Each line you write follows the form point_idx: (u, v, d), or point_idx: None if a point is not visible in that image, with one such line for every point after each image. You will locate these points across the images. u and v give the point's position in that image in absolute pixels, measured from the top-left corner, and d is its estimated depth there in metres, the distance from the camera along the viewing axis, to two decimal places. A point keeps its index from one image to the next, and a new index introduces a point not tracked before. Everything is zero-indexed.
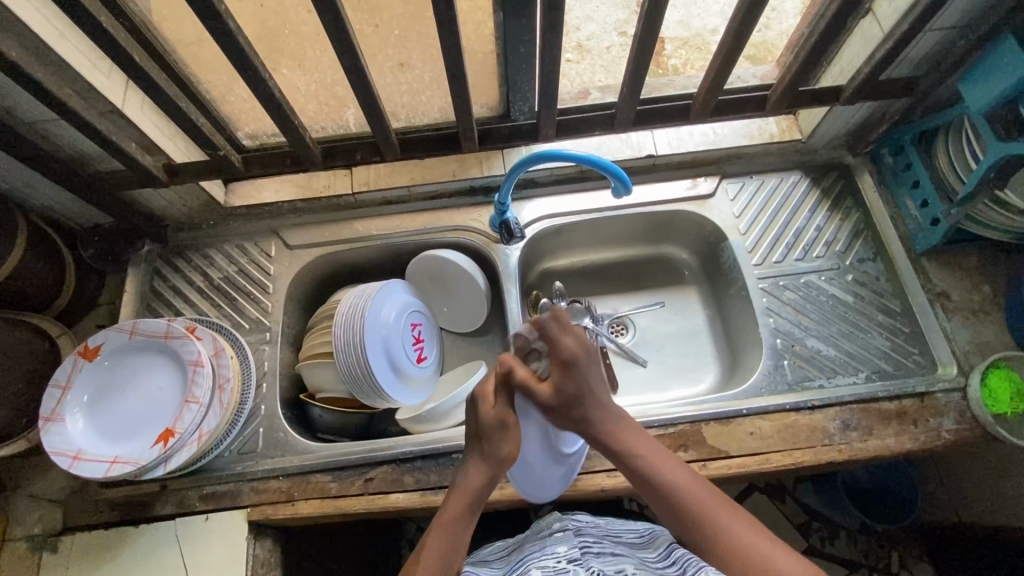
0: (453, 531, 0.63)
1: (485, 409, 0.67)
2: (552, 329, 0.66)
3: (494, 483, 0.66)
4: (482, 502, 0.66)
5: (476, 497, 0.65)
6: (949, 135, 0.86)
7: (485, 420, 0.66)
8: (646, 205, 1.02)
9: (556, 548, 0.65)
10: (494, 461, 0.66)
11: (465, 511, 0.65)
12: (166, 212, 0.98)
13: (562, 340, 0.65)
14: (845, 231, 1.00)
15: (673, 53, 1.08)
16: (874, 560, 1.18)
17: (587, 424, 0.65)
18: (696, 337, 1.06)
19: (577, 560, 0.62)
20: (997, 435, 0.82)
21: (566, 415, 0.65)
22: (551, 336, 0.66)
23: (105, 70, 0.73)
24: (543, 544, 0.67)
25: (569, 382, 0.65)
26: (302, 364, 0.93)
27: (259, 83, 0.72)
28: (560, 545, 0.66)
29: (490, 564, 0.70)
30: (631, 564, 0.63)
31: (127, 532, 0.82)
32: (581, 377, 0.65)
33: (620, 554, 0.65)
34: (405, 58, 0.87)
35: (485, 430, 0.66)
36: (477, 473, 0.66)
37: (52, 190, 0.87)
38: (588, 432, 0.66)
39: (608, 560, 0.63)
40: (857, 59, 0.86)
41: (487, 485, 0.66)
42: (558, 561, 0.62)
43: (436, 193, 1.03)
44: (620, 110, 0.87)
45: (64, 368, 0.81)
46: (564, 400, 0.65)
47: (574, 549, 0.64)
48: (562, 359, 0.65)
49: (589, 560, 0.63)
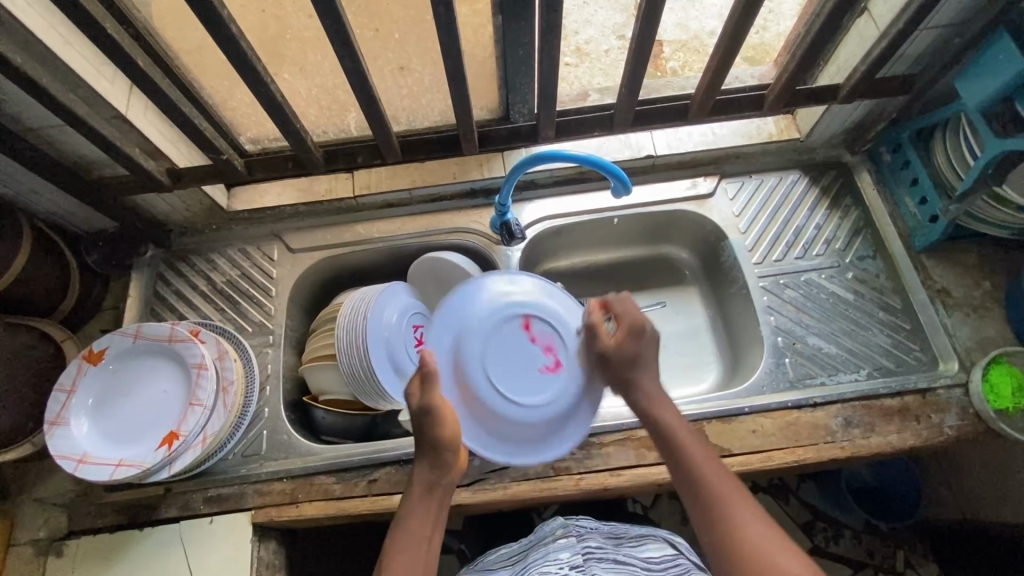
0: (410, 527, 0.66)
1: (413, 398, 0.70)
2: (624, 304, 0.78)
3: (442, 468, 0.69)
4: (435, 491, 0.69)
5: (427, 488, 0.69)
6: (947, 133, 0.87)
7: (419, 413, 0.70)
8: (646, 205, 1.03)
9: (559, 555, 0.65)
10: (436, 449, 0.69)
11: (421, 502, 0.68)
12: (169, 217, 0.99)
13: (631, 312, 0.77)
14: (845, 229, 1.00)
15: (671, 56, 1.09)
16: (879, 559, 1.18)
17: (630, 383, 0.74)
18: (697, 337, 1.07)
19: (579, 568, 0.62)
20: (999, 430, 0.82)
21: (622, 370, 0.75)
22: (624, 307, 0.77)
23: (109, 76, 0.74)
24: (547, 551, 0.66)
25: (633, 344, 0.75)
26: (306, 366, 0.93)
27: (262, 87, 0.73)
28: (563, 552, 0.65)
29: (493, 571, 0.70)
30: (631, 573, 0.62)
31: (131, 536, 0.82)
32: (648, 345, 0.75)
33: (620, 561, 0.64)
34: (405, 62, 0.88)
35: (420, 419, 0.69)
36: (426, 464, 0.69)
37: (56, 196, 0.88)
38: (637, 400, 0.74)
39: (609, 568, 0.62)
40: (853, 58, 0.87)
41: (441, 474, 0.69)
42: (560, 568, 0.62)
43: (437, 196, 1.04)
44: (618, 112, 0.87)
45: (69, 372, 0.82)
46: (625, 356, 0.75)
47: (576, 556, 0.64)
48: (631, 328, 0.75)
49: (590, 568, 0.62)
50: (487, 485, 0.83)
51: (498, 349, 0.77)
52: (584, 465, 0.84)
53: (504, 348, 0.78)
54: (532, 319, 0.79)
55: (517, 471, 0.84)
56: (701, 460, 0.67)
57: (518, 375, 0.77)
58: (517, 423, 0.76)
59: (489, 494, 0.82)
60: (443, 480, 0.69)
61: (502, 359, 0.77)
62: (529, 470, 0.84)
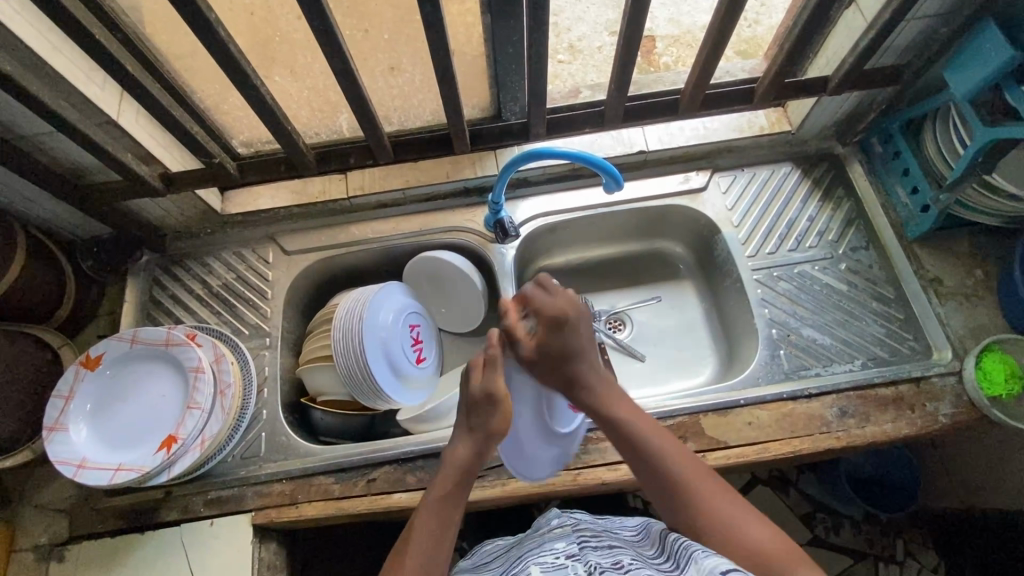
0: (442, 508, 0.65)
1: (474, 381, 0.71)
2: (535, 296, 0.75)
3: (480, 454, 0.68)
4: (472, 474, 0.68)
5: (464, 471, 0.67)
6: (937, 123, 0.87)
7: (473, 393, 0.70)
8: (638, 201, 1.03)
9: (554, 544, 0.63)
10: (483, 436, 0.68)
11: (455, 483, 0.66)
12: (164, 222, 0.99)
13: (552, 304, 0.74)
14: (837, 221, 1.00)
15: (664, 50, 1.10)
16: (879, 548, 1.18)
17: (575, 380, 0.71)
18: (693, 330, 1.07)
19: (575, 555, 0.60)
20: (993, 418, 0.82)
21: (559, 367, 0.71)
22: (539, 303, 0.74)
23: (99, 82, 0.74)
24: (541, 542, 0.64)
25: (554, 337, 0.72)
26: (303, 368, 0.94)
27: (252, 90, 0.73)
28: (558, 541, 0.63)
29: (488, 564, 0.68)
30: (627, 556, 0.61)
31: (133, 540, 0.83)
32: (571, 335, 0.72)
33: (616, 547, 0.63)
34: (396, 62, 0.88)
35: (477, 405, 0.69)
36: (464, 448, 0.68)
37: (49, 203, 0.88)
38: (577, 393, 0.71)
39: (605, 553, 0.61)
40: (842, 49, 0.87)
41: (476, 461, 0.68)
42: (556, 557, 0.60)
43: (430, 195, 1.04)
44: (609, 107, 0.88)
45: (67, 378, 0.82)
46: (549, 356, 0.72)
47: (572, 545, 0.62)
48: (551, 318, 0.73)
49: (586, 555, 0.60)
50: (485, 481, 0.83)
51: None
52: (581, 460, 0.85)
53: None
54: None
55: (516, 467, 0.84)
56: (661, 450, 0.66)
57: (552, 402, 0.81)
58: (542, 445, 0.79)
59: (488, 491, 0.83)
60: (474, 471, 0.68)
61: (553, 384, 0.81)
62: None
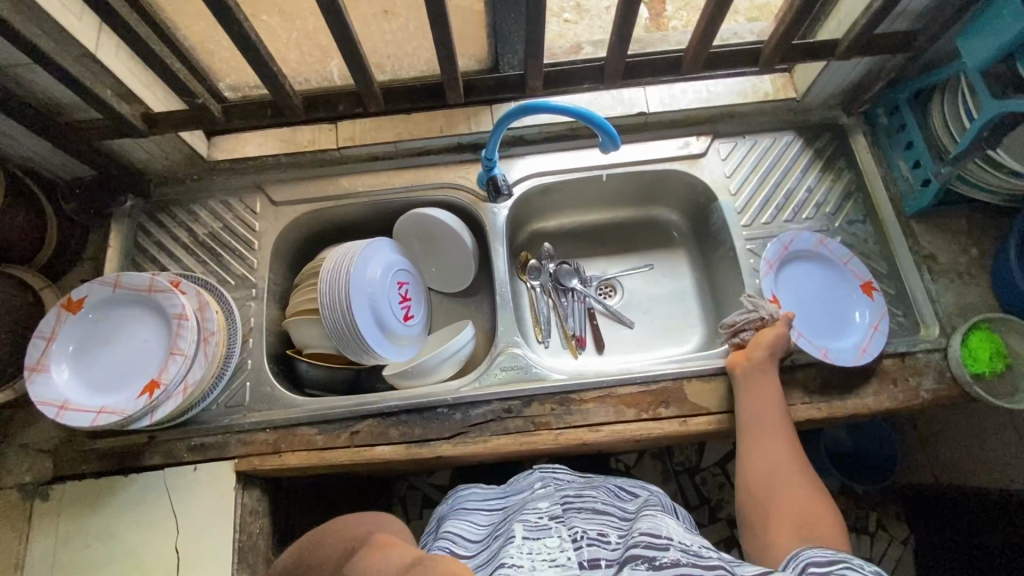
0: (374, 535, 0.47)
1: None
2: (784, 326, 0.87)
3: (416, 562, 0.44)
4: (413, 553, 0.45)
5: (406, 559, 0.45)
6: (945, 94, 0.85)
7: None
8: (635, 164, 1.00)
9: (537, 504, 0.63)
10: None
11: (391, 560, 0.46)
12: (148, 165, 0.97)
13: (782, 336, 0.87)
14: (836, 192, 0.99)
15: (674, 14, 1.04)
16: (852, 519, 1.21)
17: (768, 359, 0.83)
18: (683, 299, 1.07)
19: (559, 517, 0.59)
20: (974, 394, 0.82)
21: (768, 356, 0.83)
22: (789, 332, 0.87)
23: (75, 11, 0.71)
24: (526, 501, 0.65)
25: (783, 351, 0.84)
26: (288, 320, 0.93)
27: (234, 26, 0.69)
28: (541, 501, 0.63)
29: (472, 517, 0.68)
30: (612, 525, 0.59)
31: (117, 481, 0.84)
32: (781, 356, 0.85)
33: (600, 511, 0.62)
34: (390, 6, 0.84)
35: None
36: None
37: (26, 140, 0.84)
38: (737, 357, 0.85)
39: (589, 519, 0.60)
40: (855, 10, 0.83)
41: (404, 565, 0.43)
42: (539, 518, 0.60)
43: (423, 149, 1.02)
44: (609, 62, 0.84)
45: (49, 319, 0.81)
46: (773, 350, 0.83)
47: (555, 506, 0.62)
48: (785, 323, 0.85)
49: (571, 518, 0.60)
50: (466, 438, 0.85)
51: (815, 297, 0.93)
52: (562, 420, 0.85)
53: (843, 297, 0.92)
54: (802, 275, 0.94)
55: (498, 426, 0.85)
56: (781, 468, 0.73)
57: (849, 289, 0.93)
58: (825, 249, 0.94)
59: (469, 446, 0.84)
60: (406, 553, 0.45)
61: (816, 316, 0.92)
62: (510, 425, 0.85)
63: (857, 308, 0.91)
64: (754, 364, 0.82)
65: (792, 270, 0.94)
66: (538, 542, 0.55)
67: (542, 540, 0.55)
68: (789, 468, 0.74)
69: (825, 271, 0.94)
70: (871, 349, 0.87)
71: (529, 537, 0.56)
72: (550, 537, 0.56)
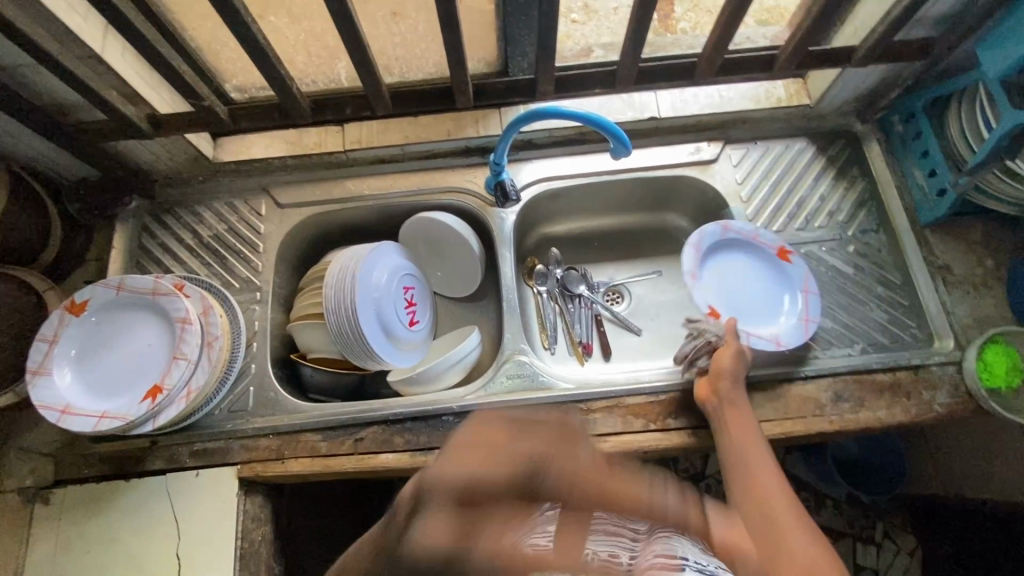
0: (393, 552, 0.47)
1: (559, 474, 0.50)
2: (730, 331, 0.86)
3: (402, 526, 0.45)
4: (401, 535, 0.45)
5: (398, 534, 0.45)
6: (963, 103, 0.83)
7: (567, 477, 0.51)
8: (646, 170, 0.99)
9: None
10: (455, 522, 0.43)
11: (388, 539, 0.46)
12: (154, 166, 0.96)
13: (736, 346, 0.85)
14: (849, 201, 0.97)
15: (682, 15, 1.00)
16: (859, 529, 1.20)
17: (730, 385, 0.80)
18: (692, 306, 1.05)
19: None
20: (990, 409, 0.81)
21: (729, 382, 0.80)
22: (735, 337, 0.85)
23: (81, 11, 0.69)
24: None
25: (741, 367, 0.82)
26: (293, 324, 0.92)
27: (242, 28, 0.68)
28: None
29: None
30: None
31: (119, 486, 0.83)
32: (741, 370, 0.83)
33: (611, 533, 0.61)
34: (399, 8, 0.82)
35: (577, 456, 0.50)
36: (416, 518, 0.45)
37: (31, 140, 0.83)
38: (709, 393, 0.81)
39: (601, 540, 0.59)
40: (873, 16, 0.82)
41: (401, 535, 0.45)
42: None
43: (431, 152, 1.00)
44: (621, 67, 0.83)
45: (51, 322, 0.80)
46: (732, 375, 0.81)
47: None
48: (737, 349, 0.83)
49: (582, 540, 0.59)
50: None
51: (742, 285, 0.94)
52: None
53: (769, 279, 0.94)
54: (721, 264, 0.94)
55: None
56: (774, 510, 0.69)
57: (773, 271, 0.94)
58: (733, 234, 0.94)
59: None
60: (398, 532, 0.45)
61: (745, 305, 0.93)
62: None
63: (784, 285, 0.93)
64: (722, 398, 0.80)
65: (712, 263, 0.94)
66: None
67: None
68: (784, 509, 0.69)
69: (743, 260, 0.95)
70: (813, 316, 0.89)
71: None
72: None
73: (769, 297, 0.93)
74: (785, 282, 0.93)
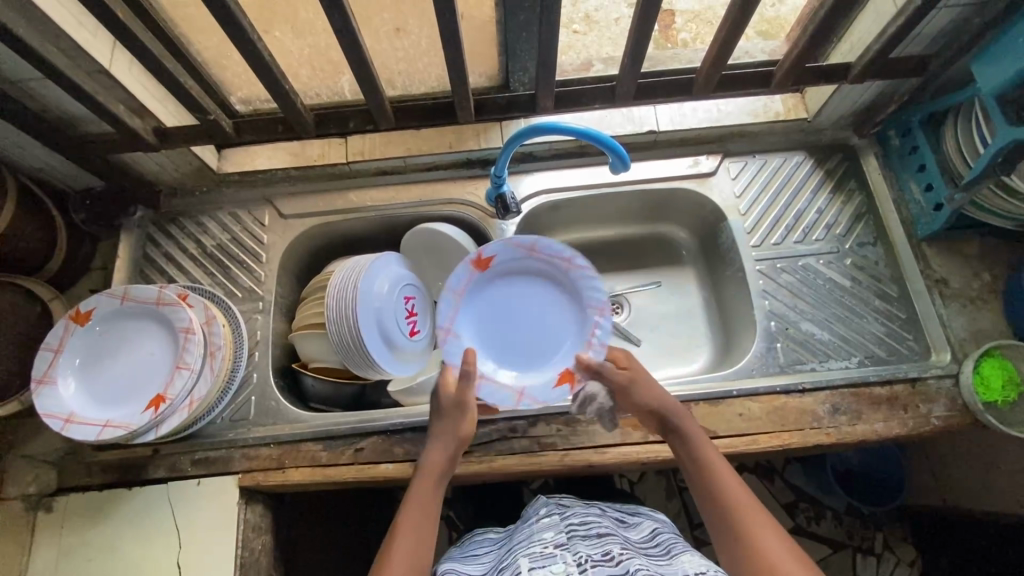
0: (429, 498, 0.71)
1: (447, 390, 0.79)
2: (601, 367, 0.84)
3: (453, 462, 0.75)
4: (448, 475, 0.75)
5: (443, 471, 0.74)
6: (959, 118, 0.84)
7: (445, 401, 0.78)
8: (645, 182, 1.00)
9: (543, 534, 0.63)
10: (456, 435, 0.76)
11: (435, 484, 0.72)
12: (159, 177, 0.97)
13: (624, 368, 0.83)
14: (847, 215, 0.98)
15: (682, 27, 1.03)
16: (858, 540, 1.20)
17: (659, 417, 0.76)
18: (691, 318, 1.06)
19: (564, 544, 0.60)
20: (986, 422, 0.81)
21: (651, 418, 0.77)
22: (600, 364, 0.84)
23: (90, 27, 0.71)
24: (531, 531, 0.65)
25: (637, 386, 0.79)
26: (295, 334, 0.93)
27: (247, 44, 0.70)
28: (546, 531, 0.63)
29: (481, 561, 0.69)
30: (616, 544, 0.60)
31: (121, 494, 0.84)
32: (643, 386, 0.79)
33: (605, 534, 0.62)
34: (401, 23, 0.84)
35: (446, 410, 0.78)
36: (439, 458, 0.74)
37: (38, 152, 0.85)
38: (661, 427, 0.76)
39: (594, 543, 0.60)
40: (869, 33, 0.83)
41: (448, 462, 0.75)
42: (545, 547, 0.60)
43: (433, 164, 1.02)
44: (620, 82, 0.84)
45: (56, 331, 0.81)
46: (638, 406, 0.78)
47: (560, 534, 0.62)
48: (623, 379, 0.80)
49: (575, 544, 0.60)
50: (471, 457, 0.84)
51: (531, 308, 0.91)
52: (569, 442, 0.85)
53: (501, 295, 0.91)
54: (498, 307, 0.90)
55: (503, 446, 0.84)
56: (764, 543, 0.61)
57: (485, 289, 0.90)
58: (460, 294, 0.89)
59: (474, 466, 0.83)
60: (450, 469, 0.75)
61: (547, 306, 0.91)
62: (515, 445, 0.85)
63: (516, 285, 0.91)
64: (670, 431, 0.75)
65: (506, 311, 0.90)
66: (545, 570, 0.55)
67: (549, 568, 0.55)
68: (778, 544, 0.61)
69: (474, 305, 0.90)
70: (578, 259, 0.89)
71: (535, 567, 0.56)
72: (557, 564, 0.56)
73: (532, 297, 0.91)
74: (541, 278, 0.91)
